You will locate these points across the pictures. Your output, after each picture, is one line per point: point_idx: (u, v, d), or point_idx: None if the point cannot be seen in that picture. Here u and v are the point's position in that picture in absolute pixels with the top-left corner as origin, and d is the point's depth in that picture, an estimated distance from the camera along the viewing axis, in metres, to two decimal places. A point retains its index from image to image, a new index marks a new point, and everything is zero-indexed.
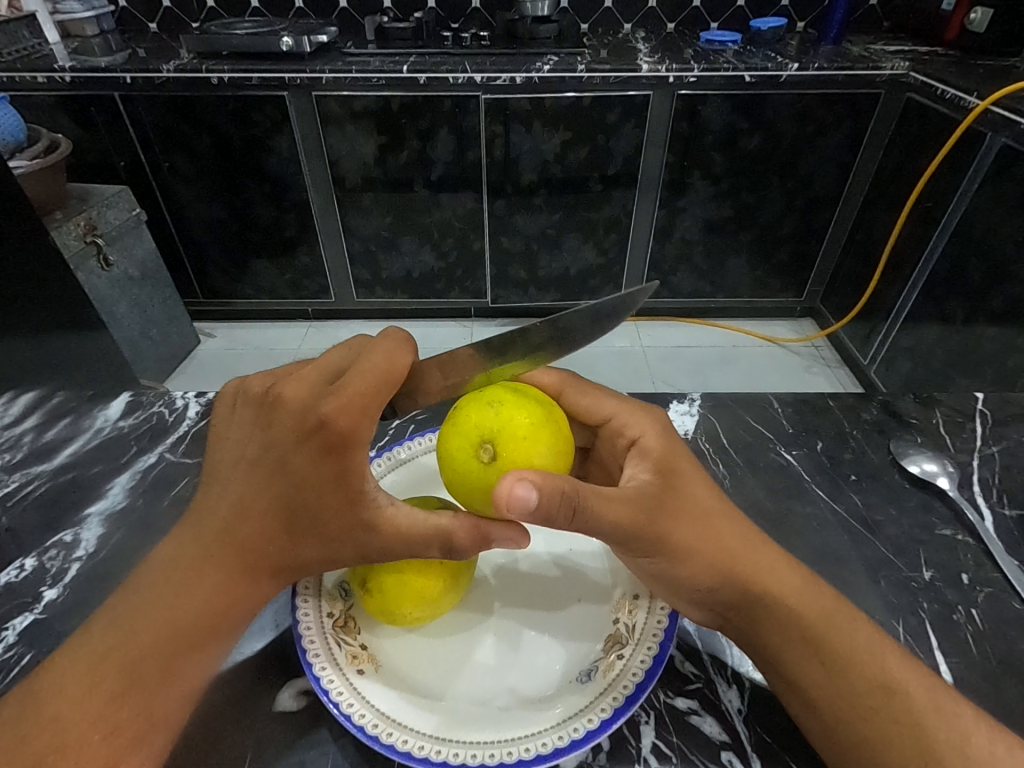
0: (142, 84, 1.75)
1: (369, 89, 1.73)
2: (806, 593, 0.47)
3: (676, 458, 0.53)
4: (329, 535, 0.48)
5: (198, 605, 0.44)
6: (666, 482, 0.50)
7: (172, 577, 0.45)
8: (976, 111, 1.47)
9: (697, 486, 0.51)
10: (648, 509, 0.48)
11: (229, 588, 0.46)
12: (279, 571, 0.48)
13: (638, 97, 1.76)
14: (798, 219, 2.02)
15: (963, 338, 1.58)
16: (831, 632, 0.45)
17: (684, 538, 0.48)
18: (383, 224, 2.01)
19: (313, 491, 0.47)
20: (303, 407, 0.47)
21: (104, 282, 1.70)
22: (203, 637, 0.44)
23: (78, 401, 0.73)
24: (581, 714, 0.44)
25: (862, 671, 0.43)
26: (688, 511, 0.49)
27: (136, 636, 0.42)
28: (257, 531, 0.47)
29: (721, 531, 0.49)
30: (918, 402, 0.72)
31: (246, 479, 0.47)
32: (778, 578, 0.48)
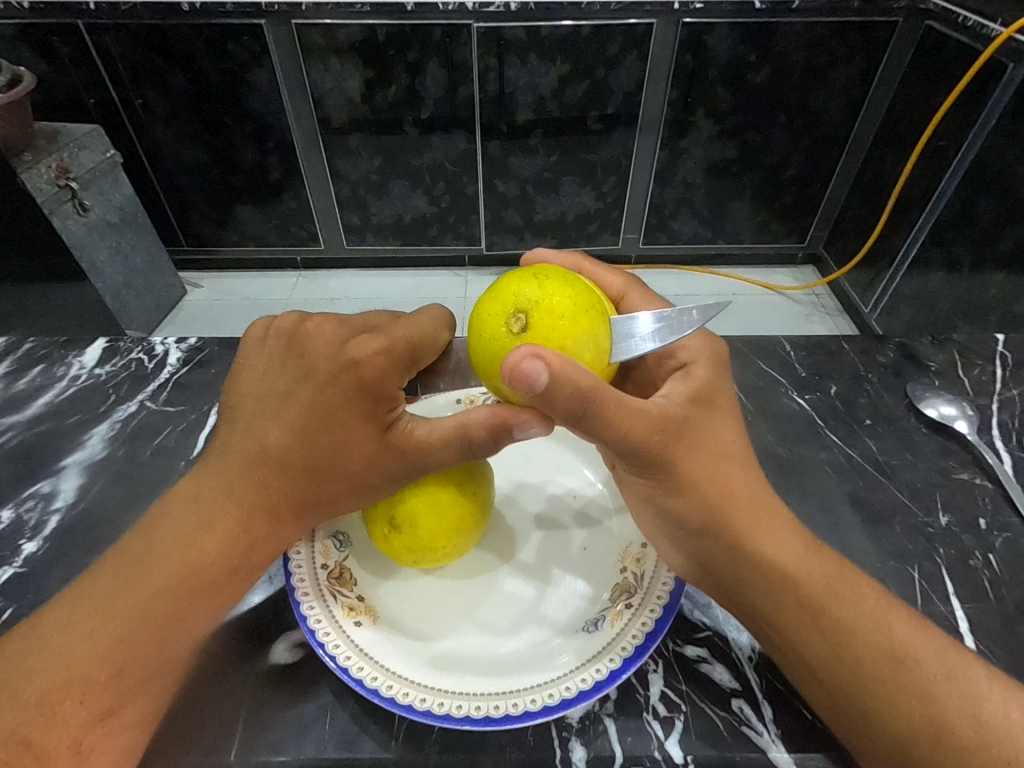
0: (107, 11, 1.61)
1: (352, 18, 1.61)
2: (804, 560, 0.44)
3: (715, 394, 0.49)
4: (352, 477, 0.47)
5: (216, 543, 0.44)
6: (696, 416, 0.47)
7: (193, 514, 0.45)
8: (999, 40, 1.38)
9: (724, 429, 0.48)
10: (666, 432, 0.45)
11: (247, 530, 0.45)
12: (298, 515, 0.47)
13: (639, 26, 1.64)
14: (805, 159, 1.93)
15: (970, 284, 1.54)
16: (830, 600, 0.43)
17: (692, 470, 0.46)
18: (372, 167, 1.91)
19: (338, 433, 0.47)
20: (335, 351, 0.48)
21: (81, 227, 1.62)
22: (218, 580, 0.44)
23: (52, 348, 0.68)
24: (589, 664, 0.42)
25: (867, 640, 0.41)
26: (705, 448, 0.46)
27: (151, 575, 0.42)
28: (280, 471, 0.46)
29: (723, 478, 0.46)
30: (936, 344, 0.68)
31: (274, 416, 0.47)
32: (773, 542, 0.45)
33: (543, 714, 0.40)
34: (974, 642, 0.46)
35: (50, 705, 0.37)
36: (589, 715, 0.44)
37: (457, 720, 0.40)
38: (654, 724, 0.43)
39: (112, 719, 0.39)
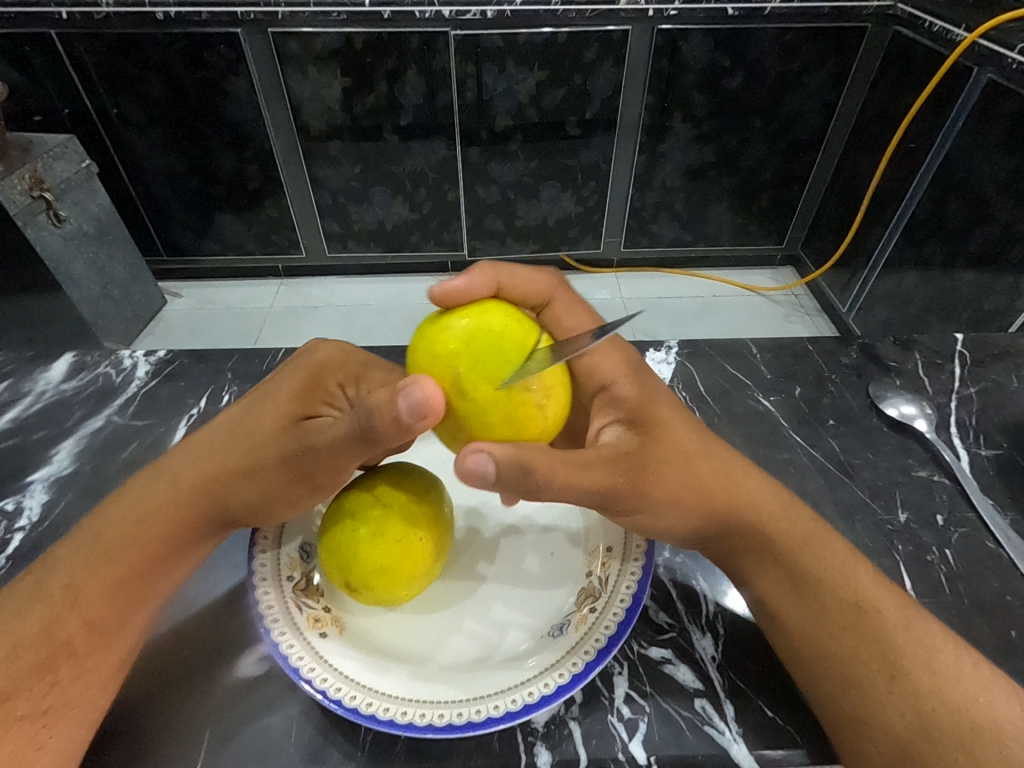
0: (80, 20, 1.60)
1: (329, 26, 1.61)
2: (782, 517, 0.48)
3: (652, 406, 0.51)
4: (263, 449, 0.48)
5: (134, 515, 0.47)
6: (645, 437, 0.49)
7: (131, 495, 0.49)
8: (964, 45, 1.42)
9: (677, 433, 0.50)
10: (630, 470, 0.46)
11: (169, 503, 0.48)
12: (219, 489, 0.48)
13: (616, 33, 1.66)
14: (780, 163, 1.96)
15: (941, 283, 1.57)
16: (803, 556, 0.46)
17: (666, 490, 0.47)
18: (352, 174, 1.91)
19: (270, 420, 0.49)
20: (293, 357, 0.55)
21: (56, 239, 1.60)
22: (132, 554, 0.46)
23: (19, 363, 0.68)
24: (552, 669, 0.42)
25: (835, 589, 0.44)
26: (671, 462, 0.48)
27: (86, 545, 0.46)
28: (214, 455, 0.49)
29: (690, 475, 0.48)
30: (898, 344, 0.70)
31: (226, 410, 0.52)
32: (754, 501, 0.48)
33: (506, 720, 0.40)
34: None
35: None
36: (555, 720, 0.44)
37: (420, 728, 0.40)
38: (619, 726, 0.44)
39: (8, 705, 0.40)
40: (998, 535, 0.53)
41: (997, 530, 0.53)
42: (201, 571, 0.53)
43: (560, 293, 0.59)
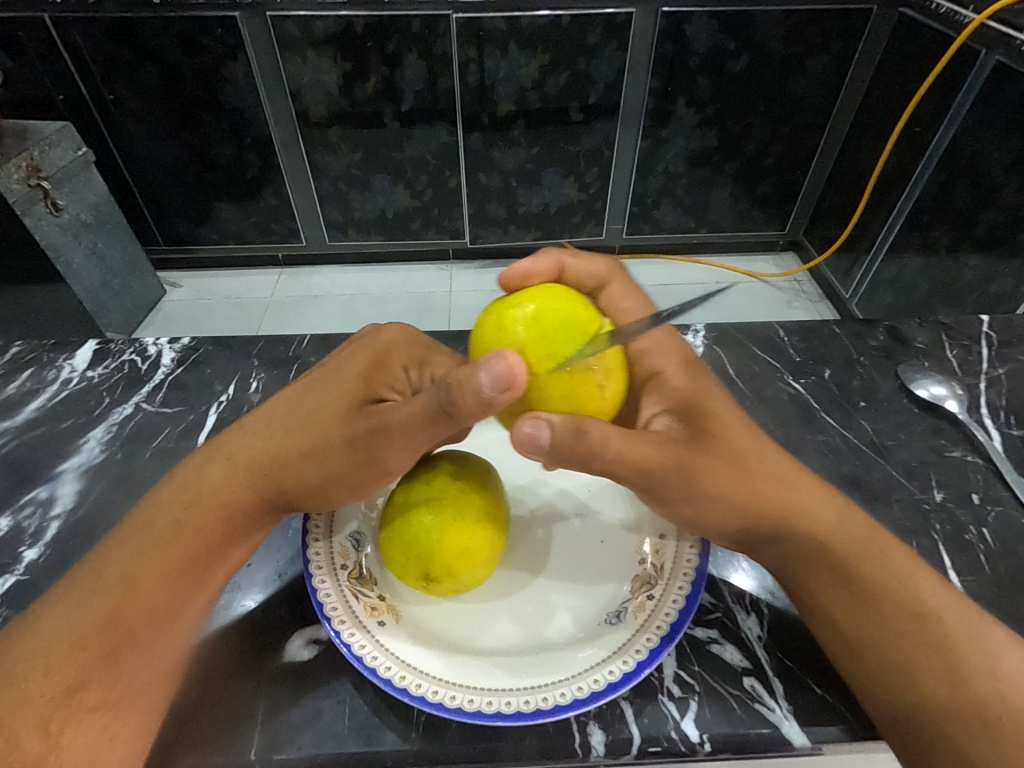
0: (74, 4, 1.56)
1: (328, 10, 1.59)
2: (841, 527, 0.47)
3: (701, 399, 0.54)
4: (326, 429, 0.49)
5: (193, 500, 0.48)
6: (697, 432, 0.51)
7: (187, 480, 0.49)
8: (971, 27, 1.41)
9: (729, 428, 0.51)
10: (677, 459, 0.48)
11: (228, 488, 0.48)
12: (279, 472, 0.49)
13: (618, 16, 1.64)
14: (785, 147, 1.95)
15: (946, 267, 1.57)
16: (861, 563, 0.45)
17: (714, 483, 0.48)
18: (353, 161, 1.88)
19: (332, 404, 0.50)
20: (348, 346, 0.56)
21: (54, 228, 1.58)
22: (192, 538, 0.46)
23: (39, 352, 0.67)
24: (616, 656, 0.43)
25: (897, 599, 0.43)
26: (722, 455, 0.49)
27: (150, 530, 0.46)
28: (276, 440, 0.50)
29: (739, 472, 0.49)
30: (924, 327, 0.70)
31: (281, 397, 0.53)
32: (812, 509, 0.48)
33: (575, 707, 0.40)
34: None
35: (17, 680, 0.40)
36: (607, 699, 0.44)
37: (489, 717, 0.40)
38: (670, 705, 0.44)
39: (78, 698, 0.40)
40: None
41: None
42: (244, 557, 0.52)
43: (619, 278, 0.62)
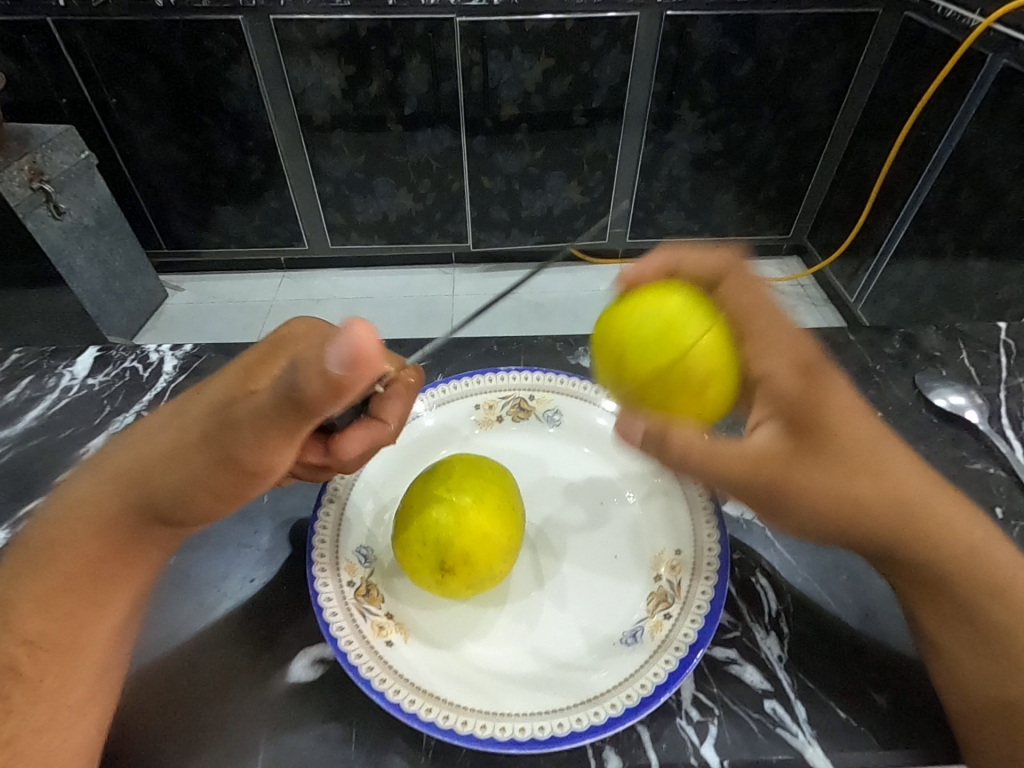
0: (77, 8, 1.56)
1: (331, 13, 1.58)
2: (968, 553, 0.42)
3: (822, 400, 0.45)
4: (189, 431, 0.44)
5: (73, 518, 0.45)
6: (799, 447, 0.44)
7: (71, 495, 0.46)
8: (977, 31, 1.40)
9: (853, 438, 0.44)
10: (768, 472, 0.45)
11: (107, 502, 0.45)
12: (152, 480, 0.45)
13: (623, 20, 1.63)
14: (789, 151, 1.94)
15: (953, 272, 1.56)
16: (990, 601, 0.41)
17: (807, 495, 0.44)
18: (356, 165, 1.88)
19: (211, 404, 0.46)
20: (255, 340, 0.51)
21: (57, 232, 1.57)
22: (69, 559, 0.43)
23: (39, 359, 0.66)
24: (633, 679, 0.41)
25: (1014, 640, 0.41)
26: (835, 472, 0.43)
27: (30, 553, 0.43)
28: (155, 447, 0.46)
29: (849, 487, 0.43)
30: (941, 334, 0.69)
31: (173, 398, 0.49)
32: (945, 529, 0.42)
33: (591, 734, 0.39)
34: None
35: None
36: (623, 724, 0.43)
37: (503, 743, 0.39)
38: (689, 729, 0.43)
39: None
40: None
41: None
42: (236, 572, 0.53)
43: (738, 272, 0.49)
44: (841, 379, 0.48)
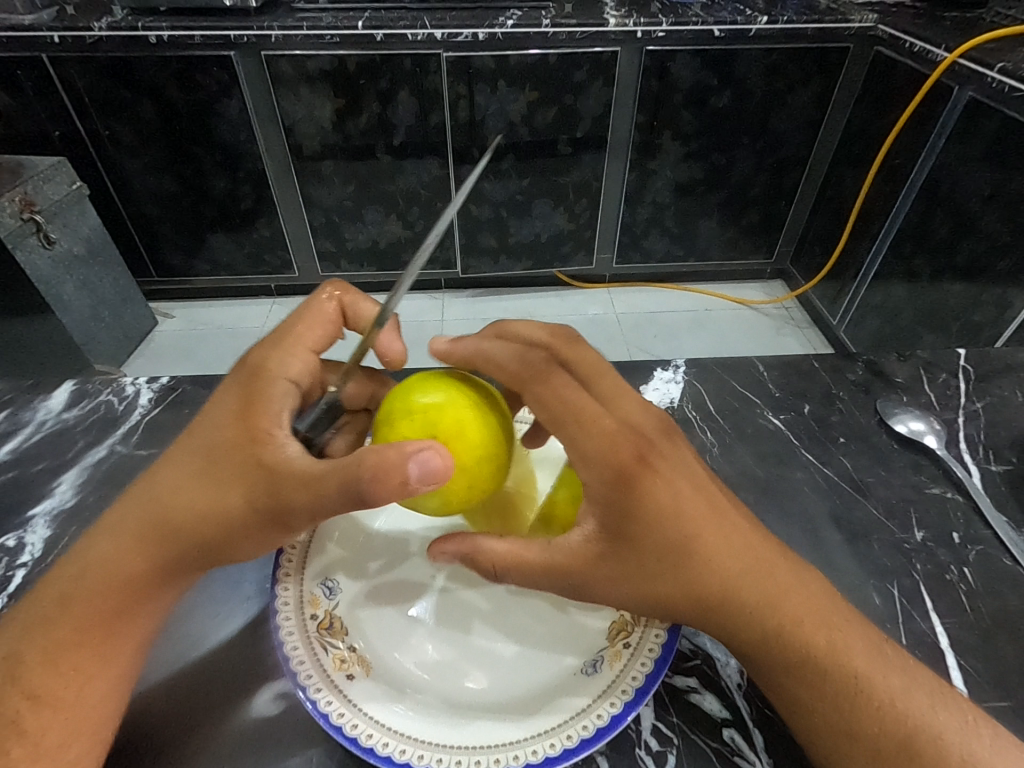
0: (72, 44, 1.60)
1: (321, 49, 1.62)
2: (779, 634, 0.41)
3: (639, 481, 0.45)
4: (217, 485, 0.46)
5: (73, 576, 0.45)
6: (612, 545, 0.45)
7: (74, 552, 0.46)
8: (944, 65, 1.45)
9: (660, 521, 0.44)
10: (580, 568, 0.45)
11: (124, 563, 0.45)
12: (159, 532, 0.45)
13: (605, 54, 1.69)
14: (769, 178, 1.99)
15: (929, 295, 1.59)
16: (827, 674, 0.40)
17: (615, 597, 0.45)
18: (345, 193, 1.91)
19: (225, 456, 0.46)
20: (261, 377, 0.51)
21: (46, 261, 1.59)
22: (74, 611, 0.44)
23: (17, 392, 0.66)
24: (589, 710, 0.42)
25: (830, 714, 0.40)
26: (649, 558, 0.44)
27: (46, 615, 0.44)
28: (165, 505, 0.46)
29: (656, 587, 0.44)
30: (902, 361, 0.71)
31: (180, 450, 0.48)
32: (738, 620, 0.42)
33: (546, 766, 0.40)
34: (954, 658, 0.47)
35: None
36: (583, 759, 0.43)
37: None
38: (648, 759, 0.43)
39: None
40: (1014, 553, 0.53)
41: (1014, 548, 0.53)
42: (210, 608, 0.52)
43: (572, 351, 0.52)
44: (678, 455, 0.47)
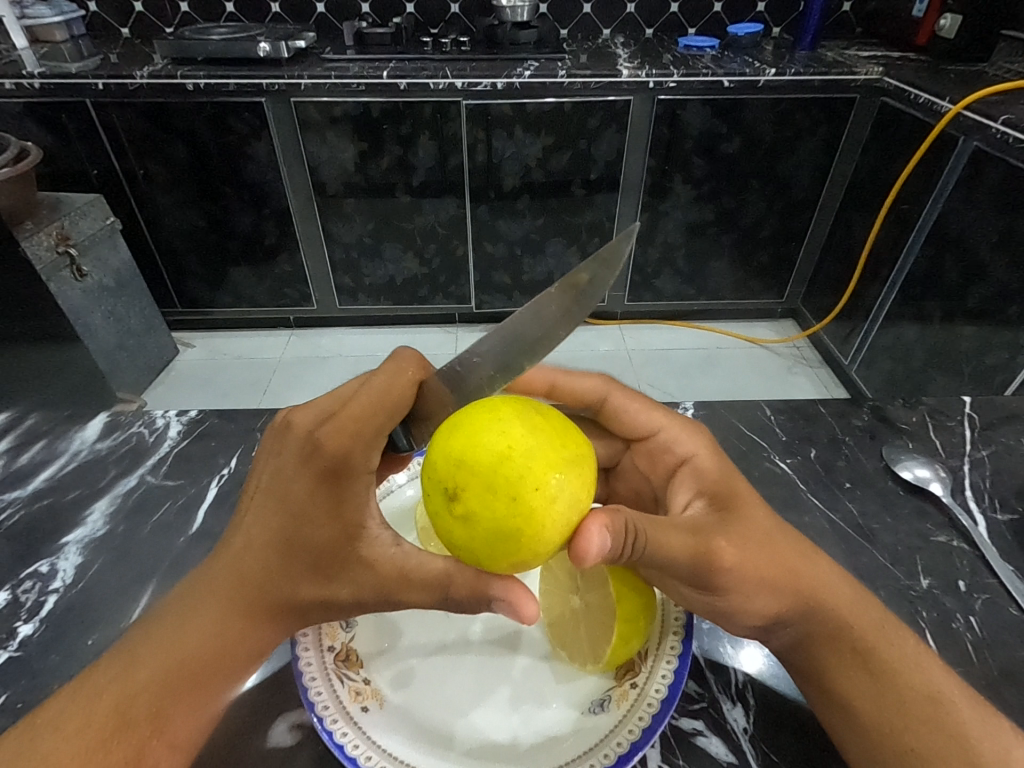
0: (114, 90, 1.71)
1: (348, 96, 1.72)
2: (854, 605, 0.48)
3: (731, 481, 0.53)
4: (316, 564, 0.47)
5: (172, 666, 0.43)
6: (722, 508, 0.50)
7: (162, 613, 0.46)
8: (949, 116, 1.50)
9: (756, 511, 0.51)
10: (701, 537, 0.48)
11: (225, 625, 0.45)
12: (266, 619, 0.46)
13: (618, 102, 1.76)
14: (778, 221, 2.04)
15: (941, 337, 1.61)
16: (877, 645, 0.46)
17: (745, 566, 0.47)
18: (365, 231, 1.98)
19: (314, 527, 0.47)
20: (305, 433, 0.50)
21: (77, 293, 1.66)
22: (175, 667, 0.43)
23: (55, 422, 0.70)
24: (597, 748, 0.43)
25: (911, 684, 0.44)
26: (752, 535, 0.49)
27: (138, 669, 0.43)
28: (263, 567, 0.47)
29: (768, 554, 0.48)
30: (907, 407, 0.72)
31: (264, 514, 0.48)
32: (826, 588, 0.48)
33: None
34: None
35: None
36: None
37: None
38: None
39: None
40: (1021, 602, 0.53)
41: (1020, 597, 0.54)
42: None
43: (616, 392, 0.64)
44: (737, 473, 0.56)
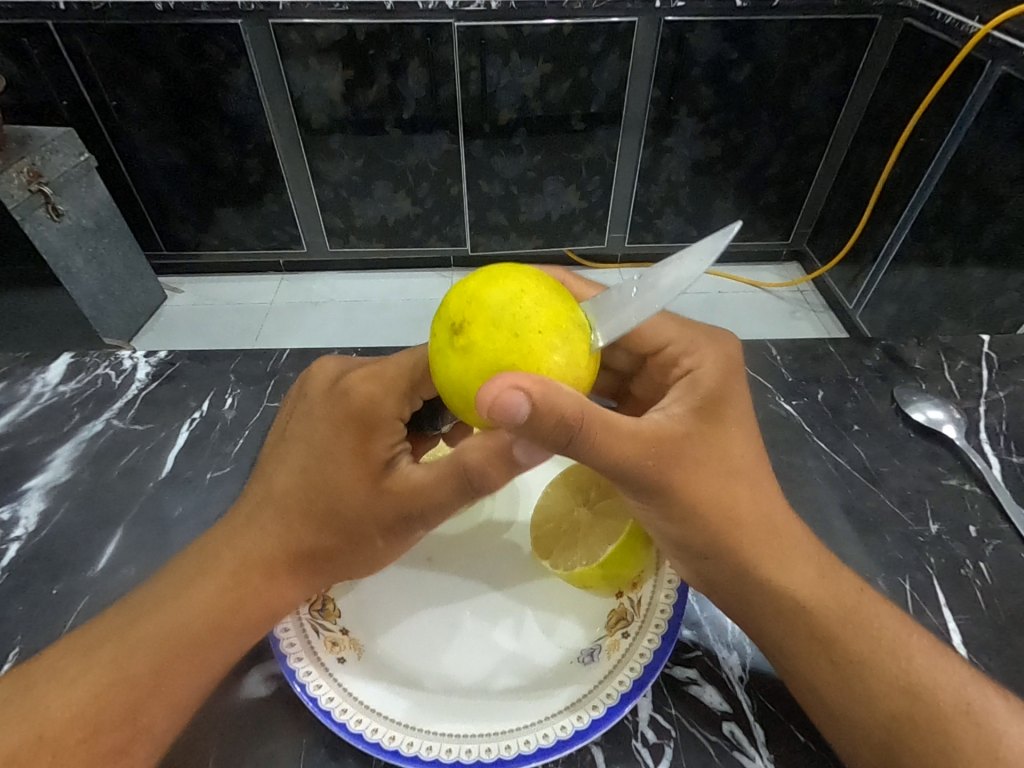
0: (78, 11, 1.56)
1: (331, 17, 1.58)
2: (818, 586, 0.45)
3: (722, 401, 0.48)
4: (328, 516, 0.45)
5: (182, 618, 0.43)
6: (694, 427, 0.46)
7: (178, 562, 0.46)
8: (976, 37, 1.38)
9: (731, 439, 0.47)
10: (656, 447, 0.43)
11: (238, 579, 0.44)
12: (271, 588, 0.45)
13: (621, 24, 1.62)
14: (788, 157, 1.93)
15: (951, 279, 1.54)
16: (846, 634, 0.43)
17: (689, 490, 0.44)
18: (355, 168, 1.87)
19: (331, 476, 0.45)
20: (329, 383, 0.48)
21: (55, 233, 1.57)
22: (185, 622, 0.43)
23: (15, 364, 0.66)
24: (586, 699, 0.42)
25: (881, 676, 0.42)
26: (707, 465, 0.45)
27: (147, 620, 0.43)
28: (279, 515, 0.46)
29: (730, 499, 0.46)
30: (923, 347, 0.68)
31: (281, 462, 0.47)
32: (783, 566, 0.45)
33: (538, 756, 0.40)
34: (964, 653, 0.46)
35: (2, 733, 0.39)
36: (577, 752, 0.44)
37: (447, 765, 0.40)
38: (643, 752, 0.44)
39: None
40: None
41: None
42: None
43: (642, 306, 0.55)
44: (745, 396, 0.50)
